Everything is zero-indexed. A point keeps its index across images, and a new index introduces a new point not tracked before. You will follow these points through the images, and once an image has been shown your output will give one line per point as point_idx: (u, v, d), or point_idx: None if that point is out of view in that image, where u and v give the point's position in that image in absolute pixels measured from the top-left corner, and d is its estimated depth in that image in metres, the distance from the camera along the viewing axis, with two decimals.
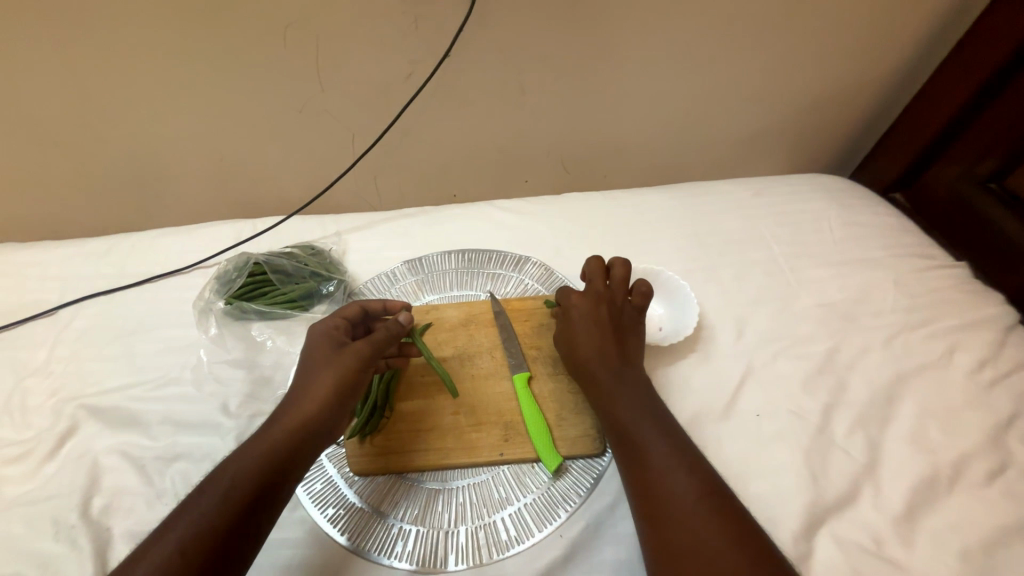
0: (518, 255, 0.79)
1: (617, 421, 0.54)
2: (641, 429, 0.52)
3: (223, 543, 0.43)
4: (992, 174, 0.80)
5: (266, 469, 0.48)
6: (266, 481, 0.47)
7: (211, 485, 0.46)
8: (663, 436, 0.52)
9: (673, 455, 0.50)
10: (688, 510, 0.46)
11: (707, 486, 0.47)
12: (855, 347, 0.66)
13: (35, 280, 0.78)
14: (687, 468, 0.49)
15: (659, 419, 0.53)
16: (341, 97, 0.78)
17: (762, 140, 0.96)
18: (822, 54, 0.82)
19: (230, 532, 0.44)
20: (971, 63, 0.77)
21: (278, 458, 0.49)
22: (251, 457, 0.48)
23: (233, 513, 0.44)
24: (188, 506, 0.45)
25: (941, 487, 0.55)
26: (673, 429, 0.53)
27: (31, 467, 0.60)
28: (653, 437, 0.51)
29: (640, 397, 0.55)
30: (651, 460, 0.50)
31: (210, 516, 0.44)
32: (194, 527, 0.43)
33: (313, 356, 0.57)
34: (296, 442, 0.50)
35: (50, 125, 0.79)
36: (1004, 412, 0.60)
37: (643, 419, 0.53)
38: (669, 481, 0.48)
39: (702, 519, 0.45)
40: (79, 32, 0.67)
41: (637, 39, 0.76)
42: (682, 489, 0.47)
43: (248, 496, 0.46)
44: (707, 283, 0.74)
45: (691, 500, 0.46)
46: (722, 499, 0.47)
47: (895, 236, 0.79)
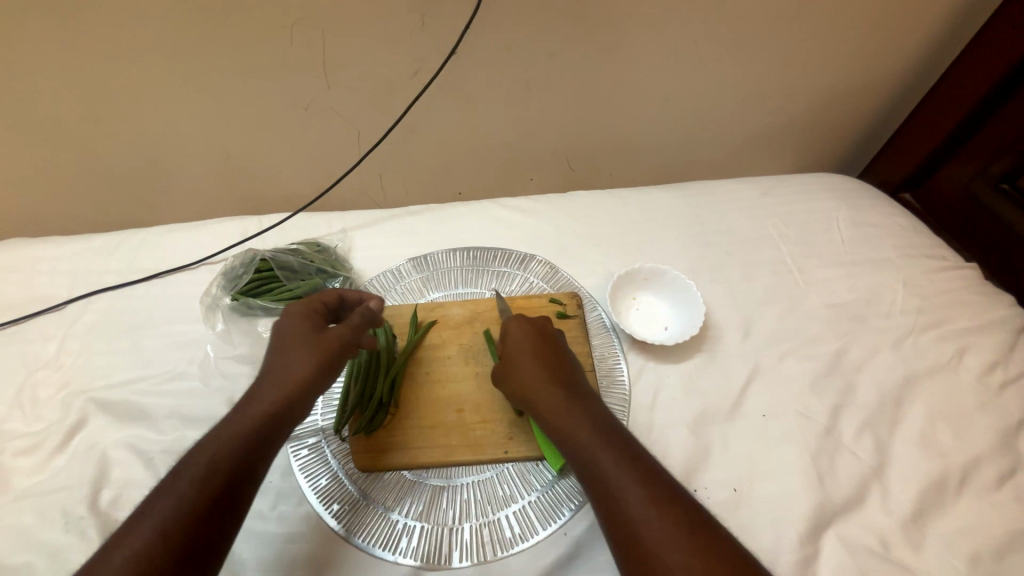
0: (523, 253, 0.79)
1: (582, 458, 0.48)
2: (608, 466, 0.46)
3: (203, 526, 0.42)
4: (1005, 174, 0.78)
5: (240, 452, 0.47)
6: (241, 463, 0.46)
7: (185, 470, 0.45)
8: (611, 448, 0.48)
9: (626, 468, 0.46)
10: (650, 529, 0.42)
11: (666, 497, 0.44)
12: (864, 348, 0.66)
13: (45, 275, 0.79)
14: (641, 479, 0.45)
15: (609, 429, 0.50)
16: (347, 94, 0.78)
17: (770, 138, 0.95)
18: (833, 51, 0.81)
19: (209, 514, 0.43)
20: (985, 61, 0.76)
21: (250, 440, 0.48)
22: (222, 440, 0.47)
23: (211, 496, 0.44)
24: (162, 492, 0.44)
25: (950, 490, 0.55)
26: (625, 443, 0.49)
27: (41, 459, 0.60)
28: (621, 470, 0.46)
29: (586, 415, 0.51)
30: (604, 477, 0.46)
31: (187, 500, 0.43)
32: (171, 511, 0.42)
33: (290, 334, 0.56)
34: (265, 424, 0.50)
35: (59, 121, 0.79)
36: (1015, 415, 0.59)
37: (589, 433, 0.49)
38: (623, 500, 0.44)
39: (666, 536, 0.41)
40: (88, 29, 0.67)
41: (645, 36, 0.75)
42: (638, 506, 0.43)
43: (225, 479, 0.45)
44: (713, 282, 0.74)
45: (650, 516, 0.42)
46: (686, 509, 0.43)
47: (905, 236, 0.78)
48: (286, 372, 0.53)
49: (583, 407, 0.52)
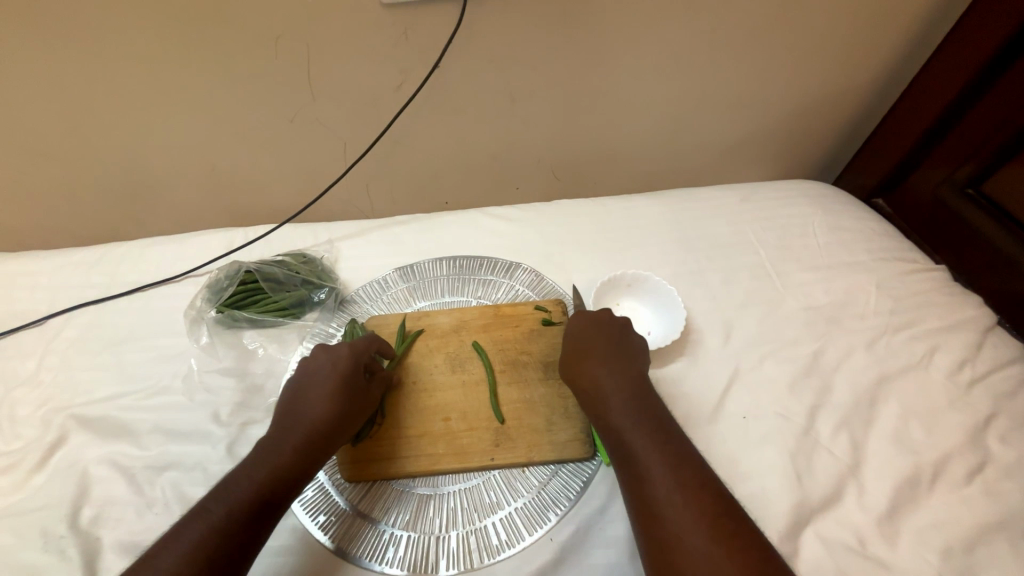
0: (508, 261, 0.80)
1: (617, 434, 0.52)
2: (642, 449, 0.50)
3: (236, 546, 0.46)
4: (970, 180, 0.82)
5: (281, 478, 0.51)
6: (279, 489, 0.50)
7: (227, 491, 0.49)
8: (645, 433, 0.51)
9: (659, 454, 0.49)
10: (676, 512, 0.45)
11: (696, 486, 0.46)
12: (840, 349, 0.68)
13: (25, 290, 0.78)
14: (670, 467, 0.48)
15: (646, 414, 0.53)
16: (333, 105, 0.79)
17: (749, 146, 0.98)
18: (805, 62, 0.84)
19: (244, 534, 0.46)
20: (948, 72, 0.79)
21: (293, 469, 0.52)
22: (268, 466, 0.51)
23: (249, 518, 0.47)
24: (203, 511, 0.47)
25: (923, 486, 0.56)
26: (665, 431, 0.51)
27: (19, 478, 0.59)
28: (654, 455, 0.49)
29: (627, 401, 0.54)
30: (636, 458, 0.50)
31: (227, 519, 0.46)
32: (209, 530, 0.45)
33: (319, 375, 0.58)
34: (306, 455, 0.53)
35: (41, 134, 0.79)
36: (983, 412, 0.62)
37: (626, 419, 0.52)
38: (652, 482, 0.47)
39: (690, 520, 0.44)
40: (72, 44, 0.68)
41: (624, 49, 0.77)
42: (666, 489, 0.47)
43: (264, 501, 0.49)
44: (695, 287, 0.76)
45: (680, 502, 0.45)
46: (717, 501, 0.46)
47: (877, 240, 0.81)
48: (315, 416, 0.55)
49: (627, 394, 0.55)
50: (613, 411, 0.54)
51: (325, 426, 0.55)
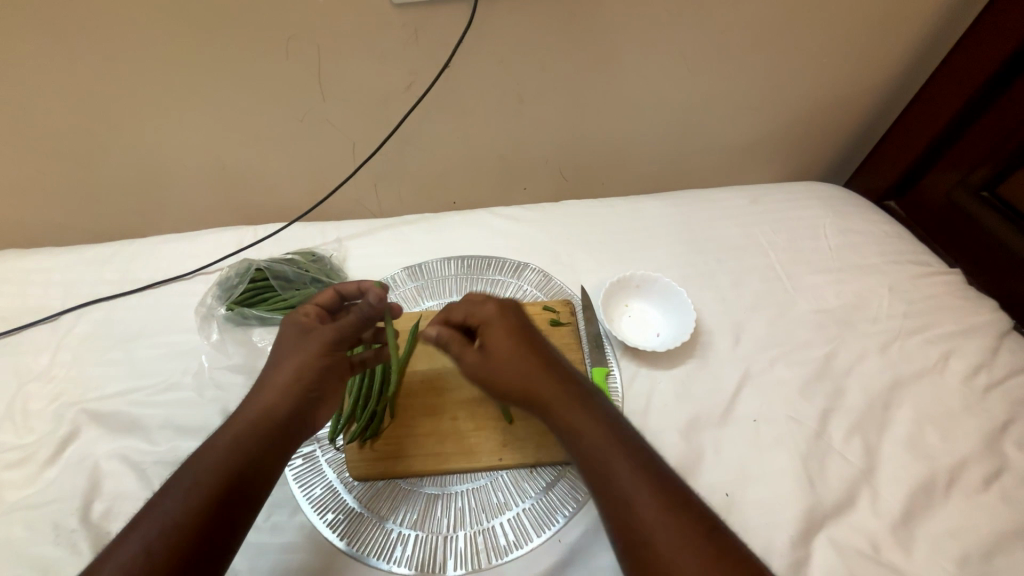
0: (516, 261, 0.79)
1: (589, 454, 0.48)
2: (623, 468, 0.46)
3: (195, 539, 0.43)
4: (984, 183, 0.81)
5: (235, 466, 0.47)
6: (235, 480, 0.46)
7: (177, 484, 0.46)
8: (621, 451, 0.48)
9: (639, 473, 0.46)
10: (662, 535, 0.42)
11: (676, 502, 0.44)
12: (852, 353, 0.67)
13: (39, 285, 0.79)
14: (650, 483, 0.45)
15: (613, 427, 0.50)
16: (343, 106, 0.80)
17: (759, 148, 0.97)
18: (816, 64, 0.83)
19: (200, 528, 0.43)
20: (962, 73, 0.78)
21: (251, 454, 0.48)
22: (219, 454, 0.47)
23: (206, 510, 0.44)
24: (156, 507, 0.44)
25: (938, 492, 0.55)
26: (634, 445, 0.49)
27: (32, 471, 0.60)
28: (634, 474, 0.46)
29: (592, 418, 0.50)
30: (618, 486, 0.46)
31: (180, 515, 0.43)
32: (160, 526, 0.43)
33: (280, 350, 0.56)
34: (264, 436, 0.50)
35: (57, 133, 0.80)
36: (999, 417, 0.60)
37: (600, 437, 0.48)
38: (638, 505, 0.44)
39: (677, 544, 0.42)
40: (88, 44, 0.69)
41: (633, 49, 0.77)
42: (651, 510, 0.44)
43: (217, 493, 0.45)
44: (704, 289, 0.75)
45: (669, 523, 0.43)
46: (698, 516, 0.44)
47: (890, 243, 0.80)
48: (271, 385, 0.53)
49: (589, 407, 0.51)
50: (582, 427, 0.49)
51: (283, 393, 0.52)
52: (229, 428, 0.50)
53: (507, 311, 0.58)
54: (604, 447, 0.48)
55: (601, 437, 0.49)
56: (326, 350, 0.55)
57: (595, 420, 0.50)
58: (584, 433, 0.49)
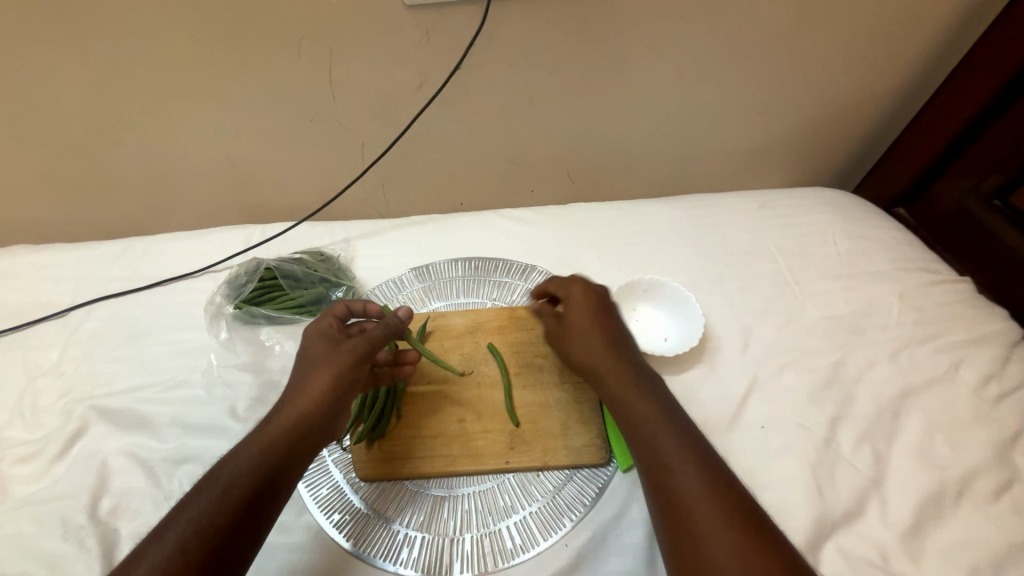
0: (524, 263, 0.79)
1: (636, 420, 0.52)
2: (666, 438, 0.50)
3: (226, 541, 0.44)
4: (996, 191, 0.80)
5: (265, 469, 0.48)
6: (264, 483, 0.47)
7: (208, 484, 0.46)
8: (668, 423, 0.51)
9: (680, 445, 0.50)
10: (700, 498, 0.46)
11: (715, 476, 0.47)
12: (862, 360, 0.67)
13: (48, 281, 0.80)
14: (692, 456, 0.49)
15: (650, 388, 0.55)
16: (353, 106, 0.80)
17: (767, 153, 0.97)
18: (827, 69, 0.83)
19: (231, 530, 0.44)
20: (975, 80, 0.78)
21: (279, 458, 0.49)
22: (249, 457, 0.48)
23: (236, 512, 0.45)
24: (188, 507, 0.45)
25: (948, 503, 0.55)
26: (682, 423, 0.52)
27: (40, 467, 0.60)
28: (677, 445, 0.49)
29: (641, 393, 0.54)
30: (660, 452, 0.49)
31: (212, 516, 0.44)
32: (194, 527, 0.43)
33: (304, 362, 0.56)
34: (294, 440, 0.51)
35: (68, 130, 0.80)
36: (1010, 428, 0.60)
37: (647, 409, 0.53)
38: (677, 472, 0.48)
39: (714, 505, 0.45)
40: (102, 43, 0.69)
41: (644, 53, 0.77)
42: (691, 480, 0.47)
43: (247, 496, 0.46)
44: (713, 294, 0.75)
45: (706, 492, 0.46)
46: (738, 496, 0.46)
47: (900, 250, 0.79)
48: (300, 397, 0.53)
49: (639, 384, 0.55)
50: (631, 399, 0.54)
51: (315, 406, 0.53)
52: (257, 432, 0.51)
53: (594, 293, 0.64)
54: (651, 417, 0.52)
55: (648, 409, 0.53)
56: (355, 363, 0.55)
57: (637, 380, 0.56)
58: (632, 403, 0.54)
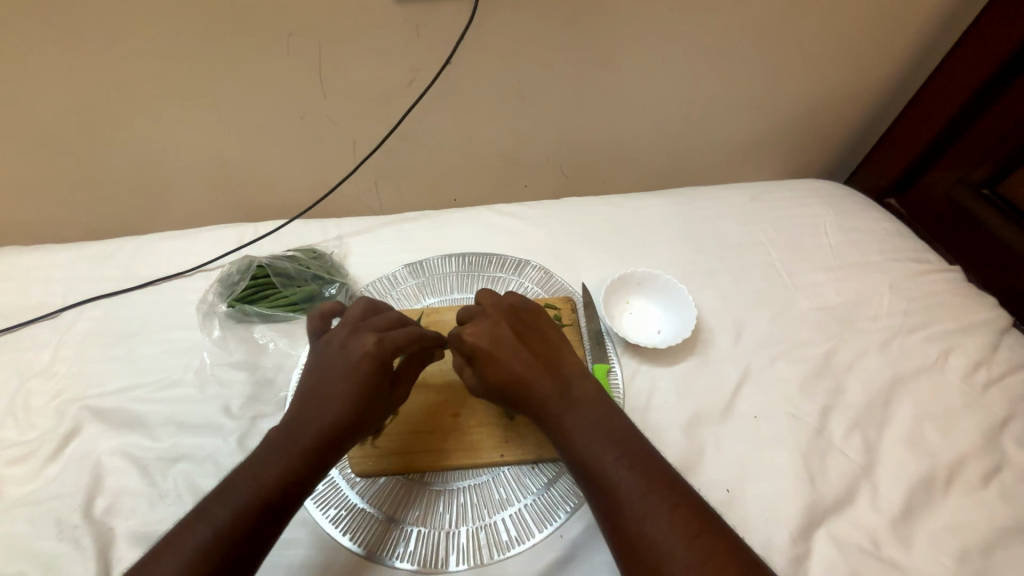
0: (518, 258, 0.79)
1: (575, 451, 0.49)
2: (608, 464, 0.47)
3: (254, 540, 0.44)
4: (985, 180, 0.81)
5: (297, 471, 0.48)
6: (296, 484, 0.47)
7: (238, 483, 0.46)
8: (610, 450, 0.48)
9: (625, 469, 0.46)
10: (652, 534, 0.43)
11: (668, 502, 0.44)
12: (853, 350, 0.67)
13: (39, 282, 0.79)
14: (640, 483, 0.45)
15: (589, 410, 0.51)
16: (343, 102, 0.79)
17: (759, 145, 0.97)
18: (817, 61, 0.83)
19: (259, 529, 0.44)
20: (964, 70, 0.78)
21: (312, 460, 0.49)
22: (284, 458, 0.48)
23: (265, 512, 0.45)
24: (217, 505, 0.45)
25: (938, 489, 0.56)
26: (627, 441, 0.49)
27: (34, 468, 0.60)
28: (620, 471, 0.46)
29: (576, 418, 0.51)
30: (603, 481, 0.47)
31: (242, 515, 0.44)
32: (222, 526, 0.43)
33: (338, 369, 0.53)
34: (330, 444, 0.50)
35: (57, 129, 0.80)
36: (998, 414, 0.61)
37: (584, 437, 0.49)
38: (623, 500, 0.45)
39: (668, 537, 0.42)
40: (87, 41, 0.68)
41: (635, 47, 0.77)
42: (639, 506, 0.44)
43: (279, 497, 0.46)
44: (705, 286, 0.75)
45: (655, 517, 0.43)
46: (691, 512, 0.44)
47: (891, 241, 0.80)
48: (340, 409, 0.52)
49: (574, 408, 0.51)
50: (568, 428, 0.50)
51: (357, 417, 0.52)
52: (292, 432, 0.50)
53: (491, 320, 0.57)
54: (589, 445, 0.49)
55: (584, 435, 0.49)
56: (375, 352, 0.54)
57: (572, 404, 0.52)
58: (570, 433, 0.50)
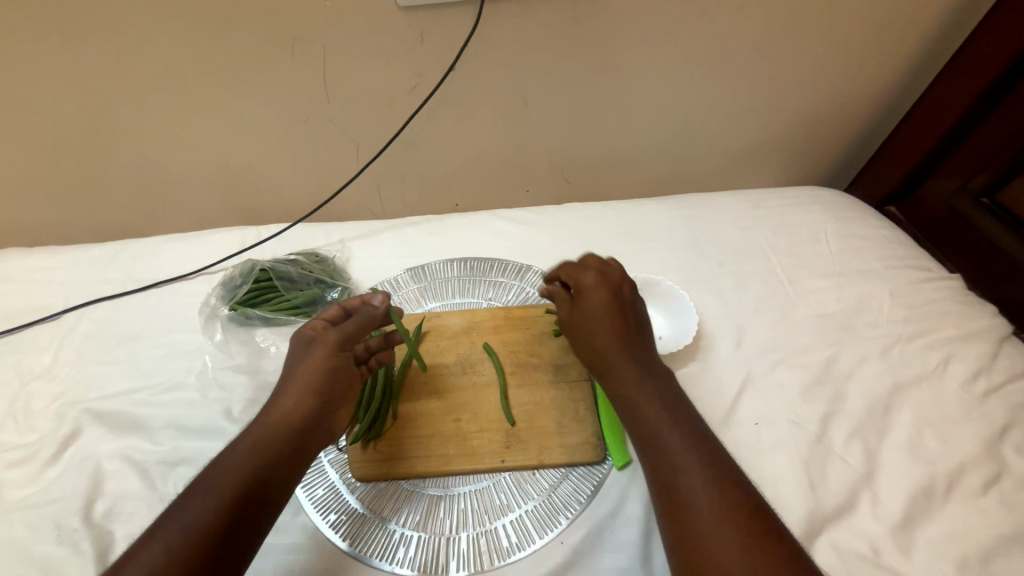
0: (519, 263, 0.80)
1: (643, 423, 0.52)
2: (673, 440, 0.50)
3: (216, 543, 0.44)
4: (985, 189, 0.82)
5: (253, 468, 0.48)
6: (253, 486, 0.47)
7: (198, 487, 0.47)
8: (679, 426, 0.51)
9: (689, 447, 0.49)
10: (707, 506, 0.46)
11: (722, 482, 0.47)
12: (853, 357, 0.67)
13: (40, 284, 0.79)
14: (701, 461, 0.49)
15: (663, 391, 0.54)
16: (347, 107, 0.80)
17: (760, 152, 0.98)
18: (818, 70, 0.84)
19: (220, 531, 0.44)
20: (962, 81, 0.79)
21: (268, 460, 0.49)
22: (237, 459, 0.49)
23: (227, 514, 0.45)
24: (179, 511, 0.45)
25: (937, 496, 0.56)
26: (691, 424, 0.52)
27: (34, 471, 0.60)
28: (684, 448, 0.49)
29: (649, 395, 0.54)
30: (666, 454, 0.50)
31: (203, 519, 0.44)
32: (181, 528, 0.44)
33: (291, 359, 0.58)
34: (284, 443, 0.51)
35: (61, 132, 0.80)
36: (998, 422, 0.61)
37: (654, 413, 0.52)
38: (684, 473, 0.48)
39: (719, 512, 0.45)
40: (93, 44, 0.69)
41: (637, 54, 0.78)
42: (698, 480, 0.47)
43: (238, 498, 0.46)
44: (706, 293, 0.75)
45: (711, 492, 0.46)
46: (744, 494, 0.47)
47: (891, 248, 0.80)
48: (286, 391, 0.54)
49: (649, 386, 0.55)
50: (642, 402, 0.53)
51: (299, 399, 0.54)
52: (247, 433, 0.52)
53: (607, 277, 0.62)
54: (658, 420, 0.52)
55: (656, 410, 0.53)
56: (332, 352, 0.57)
57: (646, 383, 0.55)
58: (643, 406, 0.53)
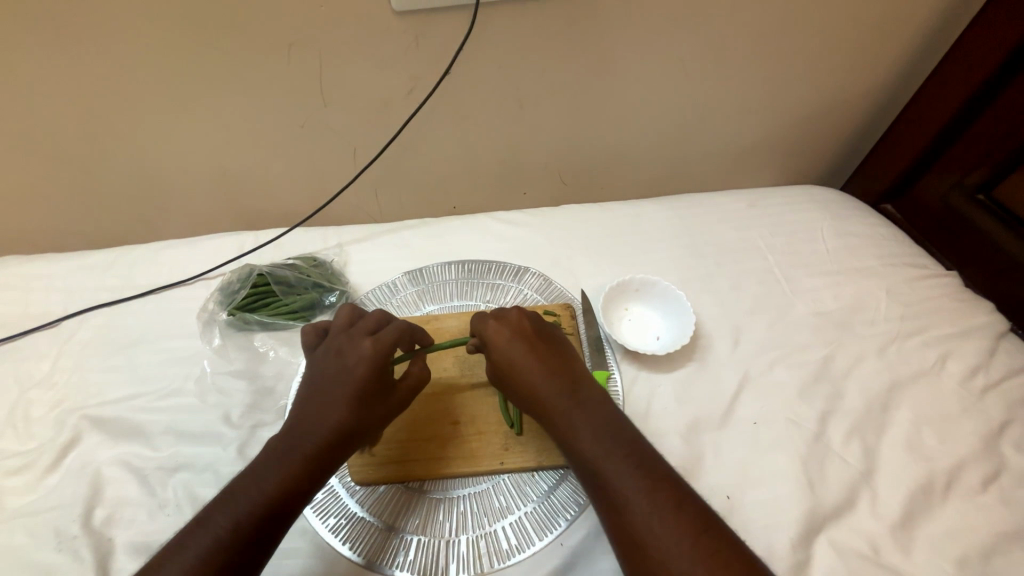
0: (517, 265, 0.80)
1: (582, 453, 0.50)
2: (614, 467, 0.48)
3: (242, 552, 0.44)
4: (980, 185, 0.82)
5: (286, 483, 0.49)
6: (280, 503, 0.47)
7: (228, 497, 0.47)
8: (621, 451, 0.48)
9: (631, 471, 0.47)
10: (654, 534, 0.43)
11: (672, 502, 0.45)
12: (851, 355, 0.67)
13: (40, 291, 0.79)
14: (646, 485, 0.46)
15: (600, 417, 0.52)
16: (344, 111, 0.80)
17: (756, 151, 0.98)
18: (812, 68, 0.84)
19: (244, 540, 0.45)
20: (957, 77, 0.79)
21: (301, 474, 0.49)
22: (272, 472, 0.49)
23: (248, 528, 0.45)
24: (209, 521, 0.46)
25: (937, 494, 0.56)
26: (635, 446, 0.49)
27: (34, 478, 0.60)
28: (625, 473, 0.47)
29: (582, 425, 0.51)
30: (609, 482, 0.47)
31: (230, 530, 0.45)
32: (212, 540, 0.44)
33: (336, 371, 0.55)
34: (318, 457, 0.51)
35: (60, 139, 0.80)
36: (996, 418, 0.61)
37: (592, 441, 0.50)
38: (631, 500, 0.45)
39: (669, 540, 0.43)
40: (89, 52, 0.69)
41: (632, 55, 0.78)
42: (643, 506, 0.45)
43: (266, 510, 0.47)
44: (704, 293, 0.75)
45: (660, 516, 0.44)
46: (692, 510, 0.44)
47: (887, 246, 0.80)
48: (339, 422, 0.52)
49: (579, 412, 0.52)
50: (578, 434, 0.51)
51: (341, 429, 0.52)
52: (282, 448, 0.51)
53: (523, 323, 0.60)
54: (596, 449, 0.49)
55: (591, 440, 0.50)
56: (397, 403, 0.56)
57: (580, 411, 0.52)
58: (577, 437, 0.51)
